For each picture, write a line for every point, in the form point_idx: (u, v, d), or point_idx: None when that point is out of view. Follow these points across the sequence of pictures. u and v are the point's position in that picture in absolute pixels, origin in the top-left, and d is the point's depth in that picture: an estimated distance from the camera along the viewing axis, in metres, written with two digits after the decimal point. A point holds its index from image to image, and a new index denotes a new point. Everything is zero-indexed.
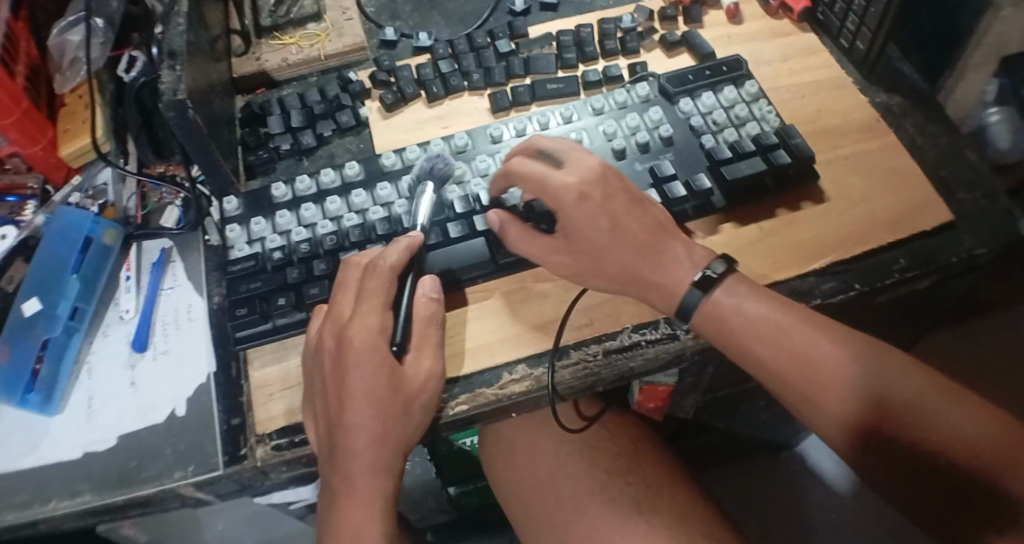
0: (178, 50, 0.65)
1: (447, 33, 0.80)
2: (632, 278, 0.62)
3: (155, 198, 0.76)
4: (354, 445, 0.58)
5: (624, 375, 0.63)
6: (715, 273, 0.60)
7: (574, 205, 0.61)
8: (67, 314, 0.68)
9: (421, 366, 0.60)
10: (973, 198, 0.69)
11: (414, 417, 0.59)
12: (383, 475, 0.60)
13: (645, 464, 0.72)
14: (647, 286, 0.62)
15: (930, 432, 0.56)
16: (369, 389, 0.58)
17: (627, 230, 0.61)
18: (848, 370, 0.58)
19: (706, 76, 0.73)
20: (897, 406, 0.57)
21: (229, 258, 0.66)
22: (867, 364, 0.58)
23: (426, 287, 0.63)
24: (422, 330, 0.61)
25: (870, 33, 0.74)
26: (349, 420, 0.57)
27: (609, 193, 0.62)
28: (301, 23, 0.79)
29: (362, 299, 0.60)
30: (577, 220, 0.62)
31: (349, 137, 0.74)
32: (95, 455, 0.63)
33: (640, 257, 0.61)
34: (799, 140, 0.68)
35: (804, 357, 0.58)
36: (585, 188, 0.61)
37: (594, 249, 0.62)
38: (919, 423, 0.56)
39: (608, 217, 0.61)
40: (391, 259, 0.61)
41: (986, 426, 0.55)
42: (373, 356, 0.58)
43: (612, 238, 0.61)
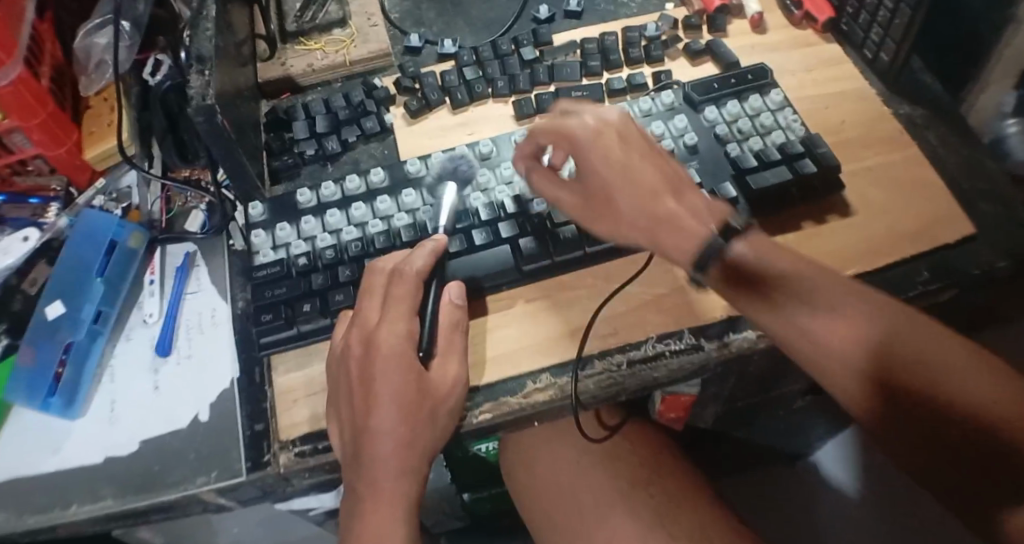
0: (206, 55, 0.65)
1: (471, 39, 0.80)
2: (646, 228, 0.59)
3: (179, 203, 0.76)
4: (378, 448, 0.58)
5: (648, 385, 0.63)
6: (738, 227, 0.57)
7: (588, 143, 0.62)
8: (91, 318, 0.68)
9: (445, 372, 0.60)
10: (996, 210, 0.69)
11: (439, 423, 0.59)
12: (409, 480, 0.60)
13: (665, 474, 0.72)
14: (655, 233, 0.59)
15: (940, 391, 0.51)
16: (396, 392, 0.58)
17: (642, 175, 0.60)
18: (854, 321, 0.54)
19: (732, 85, 0.72)
20: (905, 360, 0.52)
21: (254, 264, 0.66)
22: (868, 310, 0.54)
23: (451, 293, 0.63)
24: (448, 338, 0.61)
25: (895, 45, 0.74)
26: (374, 424, 0.58)
27: (625, 143, 0.61)
28: (327, 29, 0.80)
29: (389, 304, 0.60)
30: (588, 155, 0.61)
31: (374, 143, 0.74)
32: (117, 459, 0.63)
33: (654, 203, 0.59)
34: (825, 150, 0.68)
35: (807, 308, 0.55)
36: (600, 132, 0.62)
37: (605, 193, 0.61)
38: (928, 380, 0.52)
39: (621, 156, 0.61)
40: (417, 263, 0.62)
41: (999, 383, 0.51)
42: (396, 357, 0.59)
43: (625, 183, 0.60)
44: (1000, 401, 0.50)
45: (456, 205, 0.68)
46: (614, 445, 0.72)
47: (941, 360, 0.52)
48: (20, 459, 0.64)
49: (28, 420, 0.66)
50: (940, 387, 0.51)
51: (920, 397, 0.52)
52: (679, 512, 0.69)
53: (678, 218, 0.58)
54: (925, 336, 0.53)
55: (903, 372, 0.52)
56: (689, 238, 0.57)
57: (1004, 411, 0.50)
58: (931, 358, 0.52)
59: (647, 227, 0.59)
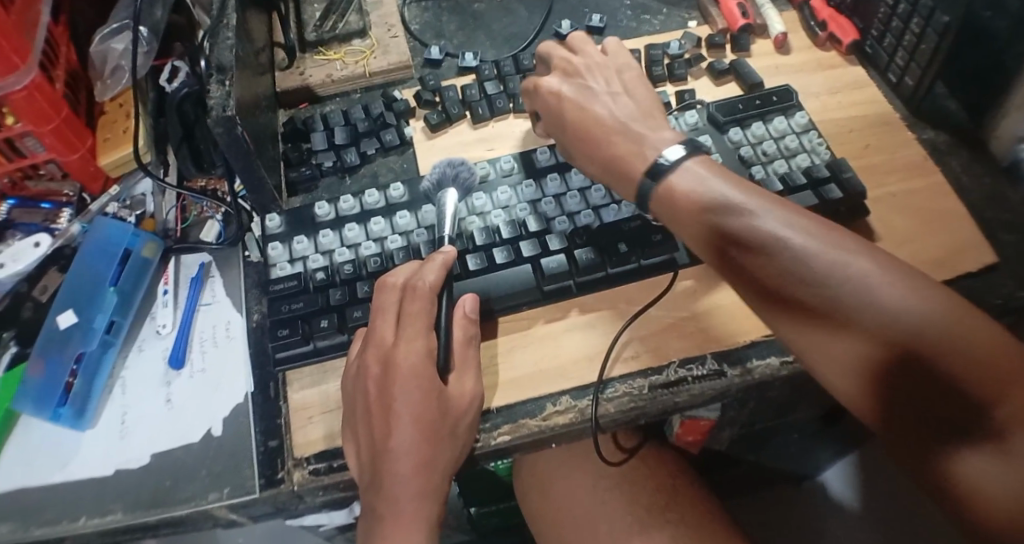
0: (227, 65, 0.65)
1: (492, 53, 0.80)
2: (605, 172, 0.64)
3: (195, 212, 0.75)
4: (398, 466, 0.57)
5: (668, 410, 0.62)
6: (667, 160, 0.59)
7: (553, 98, 0.68)
8: (103, 328, 0.67)
9: (462, 386, 0.59)
10: (1019, 240, 0.69)
11: (458, 443, 0.58)
12: (430, 499, 0.58)
13: (680, 497, 0.71)
14: (607, 174, 0.64)
15: (879, 327, 0.49)
16: (413, 409, 0.57)
17: (598, 120, 0.65)
18: (792, 248, 0.52)
19: (757, 106, 0.72)
20: (844, 291, 0.50)
21: (270, 277, 0.65)
22: (808, 240, 0.52)
23: (466, 306, 0.62)
24: (463, 352, 0.61)
25: (920, 70, 0.74)
26: (395, 443, 0.57)
27: (585, 93, 0.67)
28: (347, 39, 0.79)
29: (404, 320, 0.59)
30: (555, 106, 0.68)
31: (393, 156, 0.73)
32: (128, 473, 0.62)
33: (604, 145, 0.64)
34: (851, 174, 0.67)
35: (743, 237, 0.54)
36: (561, 86, 0.68)
37: (570, 143, 0.67)
38: (867, 312, 0.49)
39: (582, 103, 0.67)
40: (429, 277, 0.60)
41: (943, 319, 0.48)
42: (402, 364, 0.57)
43: (579, 129, 0.66)
44: (947, 340, 0.48)
45: (455, 213, 0.67)
46: (630, 467, 0.71)
47: (883, 294, 0.49)
48: (29, 471, 0.63)
49: (37, 431, 0.65)
50: (879, 322, 0.49)
51: (860, 333, 0.50)
52: (693, 537, 0.68)
53: (616, 158, 0.63)
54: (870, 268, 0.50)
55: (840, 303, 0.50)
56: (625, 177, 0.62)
57: (948, 348, 0.48)
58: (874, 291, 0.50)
59: (600, 169, 0.65)
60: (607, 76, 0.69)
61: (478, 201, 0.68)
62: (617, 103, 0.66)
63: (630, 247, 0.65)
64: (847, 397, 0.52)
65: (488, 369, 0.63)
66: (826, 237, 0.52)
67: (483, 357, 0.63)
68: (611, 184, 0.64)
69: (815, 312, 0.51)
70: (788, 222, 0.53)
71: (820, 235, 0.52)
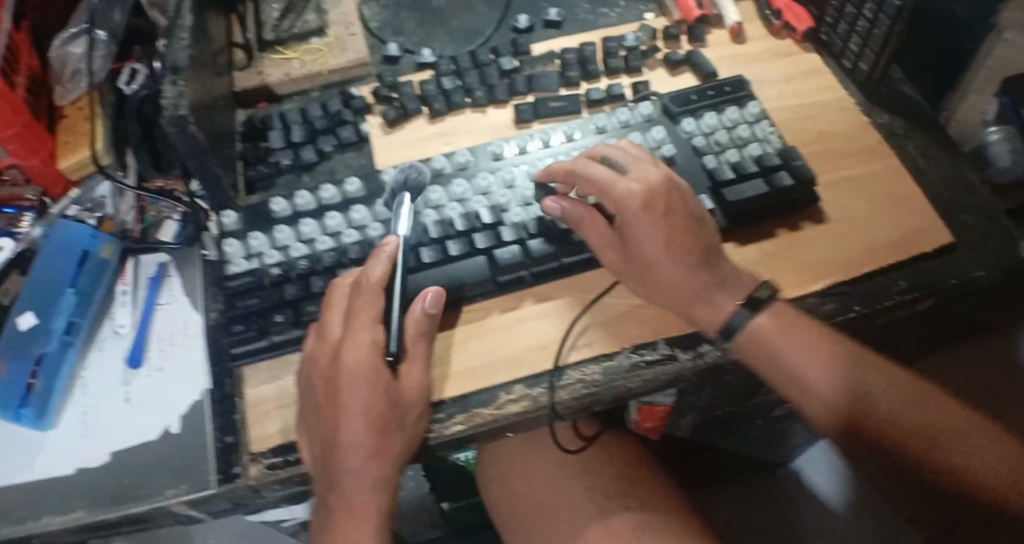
0: (181, 65, 0.64)
1: (451, 49, 0.80)
2: (676, 299, 0.63)
3: (153, 213, 0.75)
4: (348, 456, 0.58)
5: (621, 396, 0.62)
6: (761, 296, 0.62)
7: (631, 211, 0.63)
8: (63, 328, 0.67)
9: (410, 377, 0.60)
10: (975, 221, 0.69)
11: (408, 433, 0.59)
12: (380, 490, 0.60)
13: (639, 484, 0.71)
14: (687, 300, 0.62)
15: (959, 467, 0.55)
16: (362, 402, 0.58)
17: (682, 243, 0.62)
18: (877, 395, 0.59)
19: (710, 97, 0.72)
20: (923, 436, 0.57)
21: (226, 274, 0.65)
22: (867, 378, 0.59)
23: (427, 300, 0.61)
24: (416, 344, 0.61)
25: (874, 56, 0.74)
26: (345, 434, 0.58)
27: (671, 208, 0.63)
28: (305, 38, 0.79)
29: (355, 311, 0.60)
30: (632, 220, 0.63)
31: (350, 153, 0.73)
32: (89, 472, 0.62)
33: (688, 271, 0.62)
34: (801, 162, 0.68)
35: (829, 387, 0.60)
36: (649, 199, 0.63)
37: (648, 256, 0.63)
38: (945, 453, 0.56)
39: (665, 223, 0.62)
40: (382, 273, 0.61)
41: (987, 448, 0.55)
42: (353, 360, 0.58)
43: (668, 249, 0.62)
44: (1004, 475, 0.54)
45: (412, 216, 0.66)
46: (590, 456, 0.72)
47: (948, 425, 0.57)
48: None
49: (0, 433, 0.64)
50: (945, 456, 0.56)
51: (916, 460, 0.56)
52: (654, 522, 0.68)
53: (704, 290, 0.62)
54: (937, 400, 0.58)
55: (917, 445, 0.57)
56: (715, 308, 0.62)
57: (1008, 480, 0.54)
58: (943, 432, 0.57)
59: (678, 294, 0.62)
60: (671, 185, 0.64)
61: (433, 195, 0.68)
62: (691, 227, 0.63)
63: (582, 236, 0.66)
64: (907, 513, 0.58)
65: (443, 360, 0.63)
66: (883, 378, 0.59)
67: (438, 347, 0.63)
68: (687, 310, 0.62)
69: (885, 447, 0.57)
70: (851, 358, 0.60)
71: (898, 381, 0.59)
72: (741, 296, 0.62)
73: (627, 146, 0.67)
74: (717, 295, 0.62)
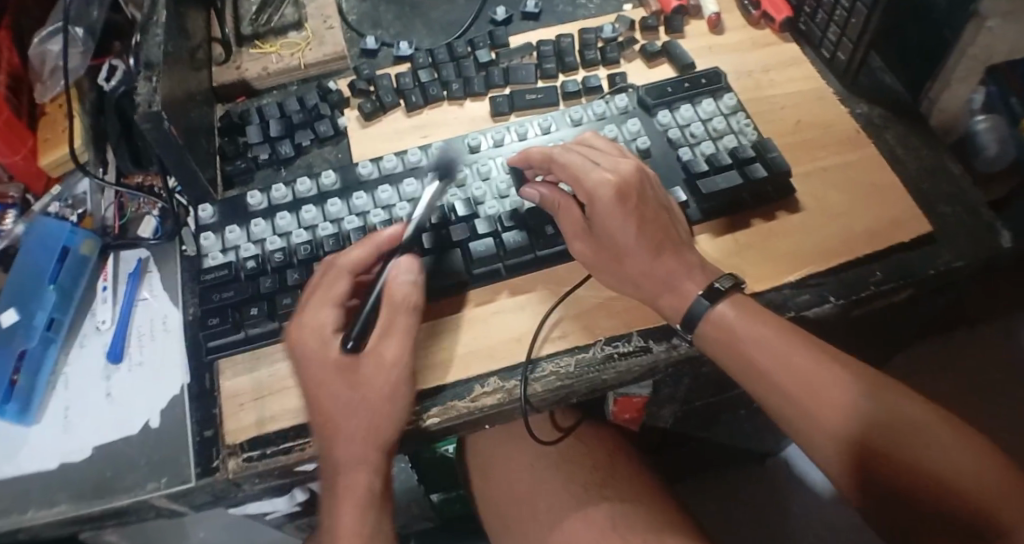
0: (155, 61, 0.65)
1: (428, 41, 0.81)
2: (643, 288, 0.63)
3: (132, 209, 0.75)
4: (338, 443, 0.58)
5: (597, 387, 0.63)
6: (723, 286, 0.61)
7: (603, 199, 0.62)
8: (44, 325, 0.68)
9: (381, 352, 0.58)
10: (954, 211, 0.69)
11: (383, 409, 0.58)
12: (366, 472, 0.59)
13: (619, 474, 0.72)
14: (652, 289, 0.62)
15: (941, 477, 0.55)
16: (343, 386, 0.58)
17: (654, 234, 0.62)
18: (860, 404, 0.57)
19: (686, 88, 0.72)
20: (920, 459, 0.55)
21: (203, 267, 0.66)
22: (853, 387, 0.58)
23: (401, 269, 0.60)
24: (388, 316, 0.59)
25: (852, 44, 0.74)
26: (333, 418, 0.58)
27: (642, 199, 0.62)
28: (283, 32, 0.80)
29: (317, 292, 0.60)
30: (605, 212, 0.62)
31: (328, 147, 0.74)
32: (72, 465, 0.63)
33: (655, 260, 0.62)
34: (776, 154, 0.68)
35: (822, 411, 0.58)
36: (623, 190, 0.62)
37: (618, 245, 0.62)
38: (929, 464, 0.55)
39: (636, 214, 0.62)
40: (353, 255, 0.61)
41: (971, 459, 0.55)
42: (319, 345, 0.58)
43: (639, 239, 0.62)
44: (989, 484, 0.54)
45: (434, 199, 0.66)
46: (568, 446, 0.73)
47: (931, 434, 0.56)
48: None
49: None
50: (930, 467, 0.55)
51: (902, 468, 0.56)
52: (632, 513, 0.69)
53: (669, 278, 0.62)
54: (926, 417, 0.57)
55: (914, 466, 0.56)
56: (678, 296, 0.62)
57: (993, 489, 0.54)
58: (939, 452, 0.55)
59: (644, 284, 0.62)
60: (642, 177, 0.63)
61: (409, 188, 0.69)
62: (661, 217, 0.63)
63: (556, 229, 0.66)
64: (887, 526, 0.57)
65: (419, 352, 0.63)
66: (864, 386, 0.58)
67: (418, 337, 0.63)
68: (652, 299, 0.63)
69: (870, 457, 0.57)
70: (831, 364, 0.59)
71: (887, 403, 0.58)
72: (702, 285, 0.62)
73: (601, 143, 0.67)
74: (682, 282, 0.62)
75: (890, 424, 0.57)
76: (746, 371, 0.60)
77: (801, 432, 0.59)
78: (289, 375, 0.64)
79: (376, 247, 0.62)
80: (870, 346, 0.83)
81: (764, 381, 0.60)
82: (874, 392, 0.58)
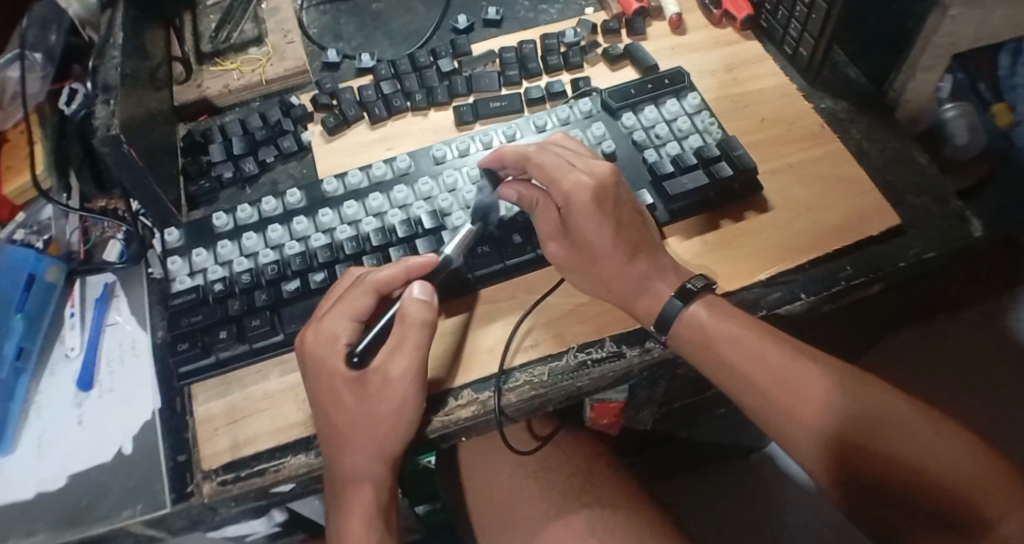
0: (113, 84, 0.64)
1: (390, 52, 0.81)
2: (619, 292, 0.62)
3: (97, 233, 0.74)
4: (347, 455, 0.59)
5: (572, 395, 0.62)
6: (695, 286, 0.61)
7: (581, 202, 0.61)
8: (14, 354, 0.67)
9: (390, 368, 0.59)
10: (922, 202, 0.69)
11: (391, 425, 0.59)
12: (369, 483, 0.61)
13: (599, 479, 0.72)
14: (625, 293, 0.62)
15: (921, 467, 0.54)
16: (355, 399, 0.59)
17: (631, 236, 0.62)
18: (836, 398, 0.57)
19: (649, 89, 0.72)
20: (896, 452, 0.55)
21: (170, 292, 0.65)
22: (828, 380, 0.58)
23: (415, 289, 0.60)
24: (400, 332, 0.59)
25: (813, 39, 0.74)
26: (344, 431, 0.59)
27: (618, 202, 0.62)
28: (243, 48, 0.79)
29: (336, 305, 0.61)
30: (581, 214, 0.61)
31: (293, 163, 0.74)
32: (47, 495, 0.62)
33: (632, 263, 0.62)
34: (741, 152, 0.68)
35: (798, 405, 0.58)
36: (599, 193, 0.61)
37: (593, 247, 0.62)
38: (908, 455, 0.55)
39: (612, 216, 0.61)
40: (380, 273, 0.61)
41: (949, 449, 0.55)
42: (335, 359, 0.59)
43: (614, 242, 0.61)
44: (969, 473, 0.54)
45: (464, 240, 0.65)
46: (546, 454, 0.73)
47: (908, 426, 0.56)
48: None
49: None
50: (909, 457, 0.55)
51: (881, 460, 0.55)
52: (613, 518, 0.69)
53: (641, 282, 0.62)
54: (901, 409, 0.57)
55: (892, 458, 0.55)
56: (650, 299, 0.62)
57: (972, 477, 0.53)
58: (916, 444, 0.55)
59: (616, 286, 0.62)
60: (616, 176, 0.62)
61: (374, 202, 0.68)
62: (635, 218, 0.63)
63: (524, 237, 0.66)
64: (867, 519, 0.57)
65: None
66: (840, 380, 0.58)
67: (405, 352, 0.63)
68: (625, 303, 0.62)
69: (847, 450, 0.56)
70: (805, 360, 0.59)
71: (861, 397, 0.57)
72: (674, 286, 0.62)
73: (570, 144, 0.66)
74: (654, 284, 0.62)
75: (866, 417, 0.56)
76: (721, 370, 0.60)
77: (778, 428, 0.59)
78: (262, 397, 0.64)
79: (405, 268, 0.61)
80: (847, 340, 0.83)
81: (739, 379, 0.60)
82: (848, 387, 0.58)
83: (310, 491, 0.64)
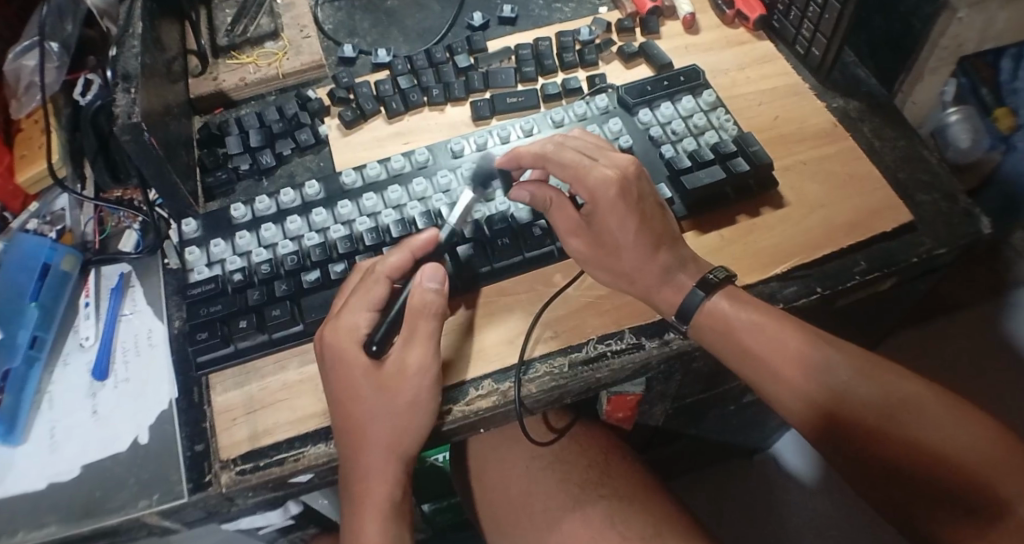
0: (133, 73, 0.64)
1: (405, 49, 0.81)
2: (638, 283, 0.63)
3: (112, 223, 0.74)
4: (365, 452, 0.59)
5: (591, 386, 0.63)
6: (716, 277, 0.62)
7: (609, 195, 0.61)
8: (28, 343, 0.66)
9: (407, 360, 0.59)
10: (933, 199, 0.70)
11: (410, 417, 0.59)
12: (388, 479, 0.61)
13: (614, 473, 0.73)
14: (649, 285, 0.63)
15: (927, 446, 0.55)
16: (372, 391, 0.59)
17: (651, 229, 0.62)
18: (847, 379, 0.58)
19: (665, 86, 0.74)
20: (907, 433, 0.56)
21: (189, 282, 0.65)
22: (842, 363, 0.59)
23: (425, 276, 0.60)
24: (411, 322, 0.59)
25: (825, 40, 0.75)
26: (363, 426, 0.59)
27: (641, 194, 0.62)
28: (259, 42, 0.80)
29: (352, 297, 0.61)
30: (604, 211, 0.62)
31: (309, 156, 0.74)
32: (60, 486, 0.61)
33: (653, 257, 0.62)
34: (757, 148, 0.69)
35: (808, 385, 0.59)
36: (624, 185, 0.61)
37: (616, 241, 0.62)
38: (916, 434, 0.56)
39: (635, 210, 0.62)
40: (390, 260, 0.61)
41: (958, 427, 0.56)
42: (352, 349, 0.59)
43: (636, 237, 0.62)
44: (976, 451, 0.55)
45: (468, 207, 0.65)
46: (561, 447, 0.75)
47: (920, 406, 0.57)
48: None
49: None
50: (916, 436, 0.56)
51: (888, 438, 0.56)
52: (628, 510, 0.70)
53: (665, 275, 0.62)
54: (919, 393, 0.57)
55: (900, 436, 0.56)
56: (673, 289, 0.62)
57: (980, 454, 0.54)
58: (932, 428, 0.56)
59: (641, 279, 0.63)
60: (635, 167, 0.63)
61: (393, 195, 0.69)
62: (652, 212, 0.63)
63: (544, 231, 0.66)
64: (873, 496, 0.58)
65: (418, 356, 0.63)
66: (854, 362, 0.59)
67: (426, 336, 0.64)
68: (647, 295, 0.63)
69: (853, 430, 0.57)
70: (820, 343, 0.60)
71: (879, 382, 0.58)
72: (696, 277, 0.63)
73: (582, 138, 0.66)
74: (677, 276, 0.62)
75: (885, 402, 0.57)
76: (740, 356, 0.61)
77: (787, 407, 0.60)
78: (280, 388, 0.63)
79: (410, 251, 0.62)
80: (853, 336, 0.84)
81: (756, 362, 0.60)
82: (865, 373, 0.58)
83: (327, 481, 0.64)
